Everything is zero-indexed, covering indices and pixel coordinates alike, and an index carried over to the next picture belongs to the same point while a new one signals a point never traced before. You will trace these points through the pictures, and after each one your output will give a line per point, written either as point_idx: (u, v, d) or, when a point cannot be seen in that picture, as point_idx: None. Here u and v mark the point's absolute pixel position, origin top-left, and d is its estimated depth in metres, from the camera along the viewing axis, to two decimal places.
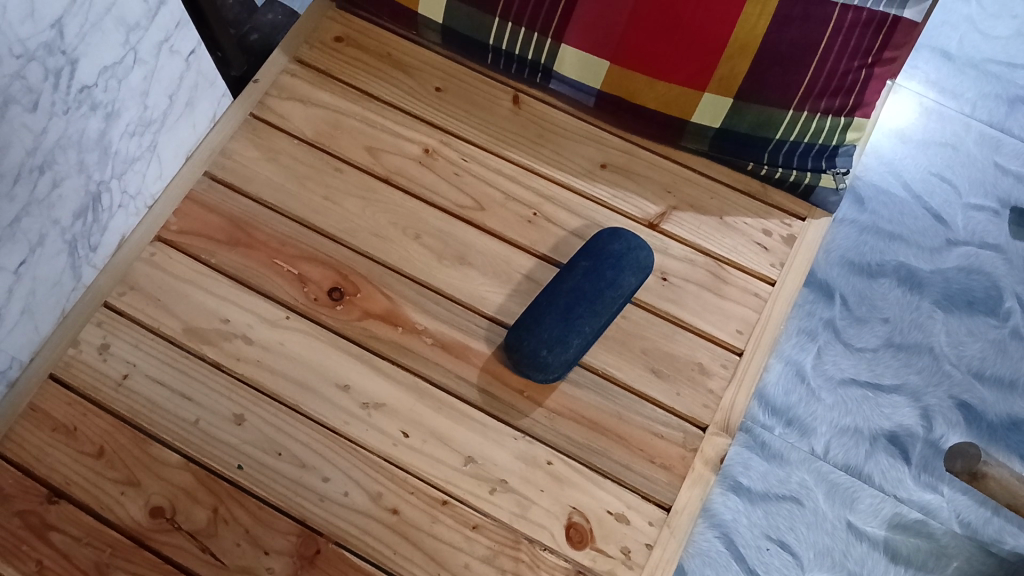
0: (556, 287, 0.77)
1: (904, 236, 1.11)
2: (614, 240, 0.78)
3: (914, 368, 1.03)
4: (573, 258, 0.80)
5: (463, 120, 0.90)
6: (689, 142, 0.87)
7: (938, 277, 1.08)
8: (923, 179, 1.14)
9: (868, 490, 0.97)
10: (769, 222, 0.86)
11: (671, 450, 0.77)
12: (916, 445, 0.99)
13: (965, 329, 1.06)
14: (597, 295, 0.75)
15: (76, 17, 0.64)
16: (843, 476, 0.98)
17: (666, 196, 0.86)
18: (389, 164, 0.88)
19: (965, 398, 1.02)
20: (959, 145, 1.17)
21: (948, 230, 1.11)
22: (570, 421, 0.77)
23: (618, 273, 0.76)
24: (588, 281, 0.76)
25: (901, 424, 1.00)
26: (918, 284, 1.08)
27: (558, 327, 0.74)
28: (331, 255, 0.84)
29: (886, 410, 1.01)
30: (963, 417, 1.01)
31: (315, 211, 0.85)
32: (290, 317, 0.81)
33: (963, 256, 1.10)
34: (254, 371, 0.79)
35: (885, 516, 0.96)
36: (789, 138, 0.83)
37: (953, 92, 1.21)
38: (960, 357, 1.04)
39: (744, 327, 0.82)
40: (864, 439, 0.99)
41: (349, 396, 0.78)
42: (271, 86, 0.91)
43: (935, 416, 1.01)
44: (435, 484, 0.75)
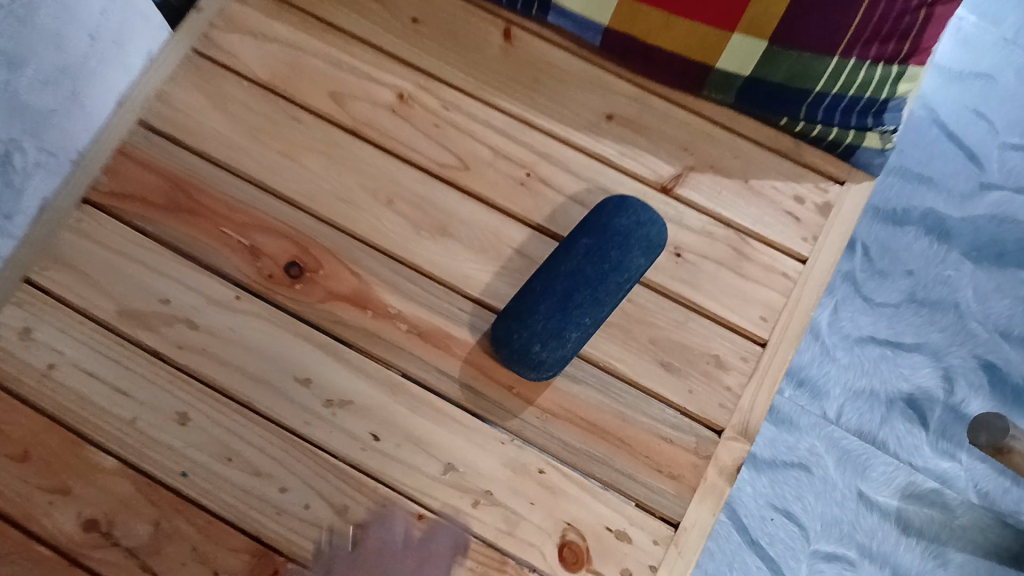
0: (551, 268, 0.65)
1: (934, 180, 1.03)
2: (621, 213, 0.66)
3: (937, 325, 0.98)
4: (571, 233, 0.68)
5: (444, 58, 0.76)
6: (711, 92, 0.74)
7: (969, 226, 1.02)
8: (957, 115, 1.06)
9: (881, 457, 0.94)
10: (801, 186, 0.74)
11: (681, 457, 0.67)
12: (935, 409, 0.96)
13: (994, 284, 1.00)
14: (600, 280, 0.64)
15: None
16: (855, 443, 0.94)
17: (682, 154, 0.74)
18: (357, 113, 0.75)
19: (989, 358, 0.98)
20: (997, 78, 1.08)
21: (982, 174, 1.04)
22: (567, 423, 0.67)
23: (625, 255, 0.65)
24: (591, 263, 0.64)
25: (919, 387, 0.96)
26: (946, 234, 1.01)
27: (554, 317, 0.63)
28: (290, 225, 0.72)
29: (904, 371, 0.97)
30: (985, 379, 0.97)
31: (271, 171, 0.73)
32: (241, 298, 0.70)
33: (997, 203, 1.03)
34: (200, 362, 0.68)
35: (898, 485, 0.93)
36: (831, 91, 0.70)
37: (995, 17, 1.11)
38: (986, 316, 0.99)
39: (769, 314, 0.71)
40: (880, 404, 0.96)
41: (311, 392, 0.68)
42: (216, 16, 0.77)
43: (956, 378, 0.97)
44: (410, 495, 0.66)
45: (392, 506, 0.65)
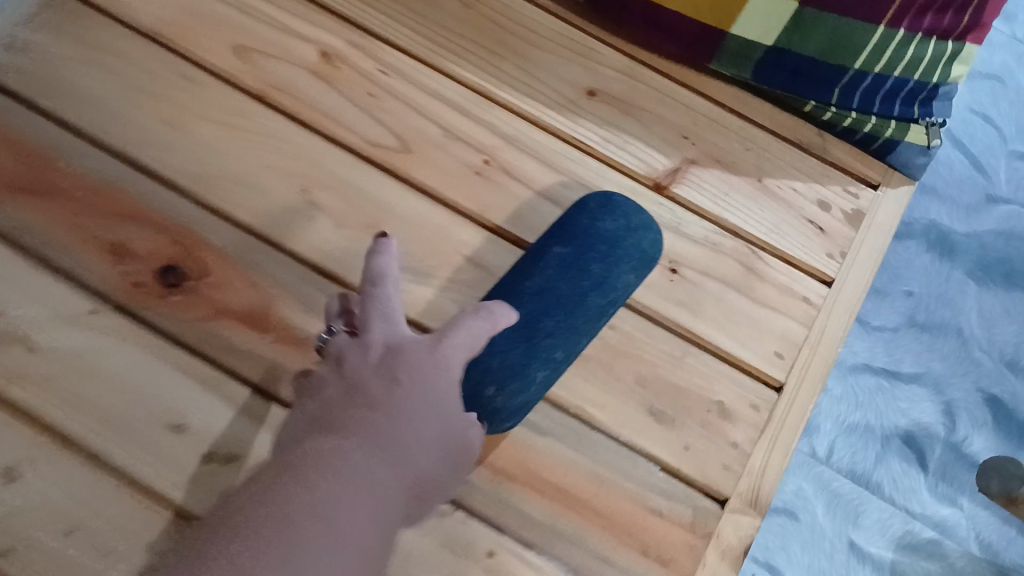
0: (513, 285, 0.49)
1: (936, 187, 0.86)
2: (606, 216, 0.52)
3: (937, 353, 0.79)
4: (537, 242, 0.52)
5: (384, 8, 0.59)
6: (723, 67, 0.58)
7: (973, 242, 0.84)
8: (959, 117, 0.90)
9: (875, 502, 0.73)
10: (827, 189, 0.59)
11: (674, 535, 0.52)
12: (935, 448, 0.76)
13: (1002, 307, 0.81)
14: (578, 303, 0.49)
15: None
16: (848, 485, 0.74)
17: (682, 144, 0.58)
18: (267, 74, 0.57)
19: (996, 393, 0.78)
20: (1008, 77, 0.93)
21: (988, 184, 0.86)
22: (529, 488, 0.51)
23: (611, 271, 0.50)
24: (567, 281, 0.49)
25: (918, 422, 0.76)
26: (950, 249, 0.83)
27: (516, 352, 0.47)
28: (170, 217, 0.54)
29: (903, 405, 0.77)
30: (991, 416, 0.77)
31: (149, 144, 0.55)
32: (97, 313, 0.52)
33: (1005, 217, 0.85)
34: (38, 396, 0.50)
35: (894, 534, 0.73)
36: (873, 71, 0.55)
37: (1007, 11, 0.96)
38: (992, 343, 0.80)
39: (785, 350, 0.56)
40: (874, 440, 0.75)
41: (187, 441, 0.51)
42: None
43: (958, 414, 0.77)
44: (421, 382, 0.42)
45: (391, 301, 0.46)
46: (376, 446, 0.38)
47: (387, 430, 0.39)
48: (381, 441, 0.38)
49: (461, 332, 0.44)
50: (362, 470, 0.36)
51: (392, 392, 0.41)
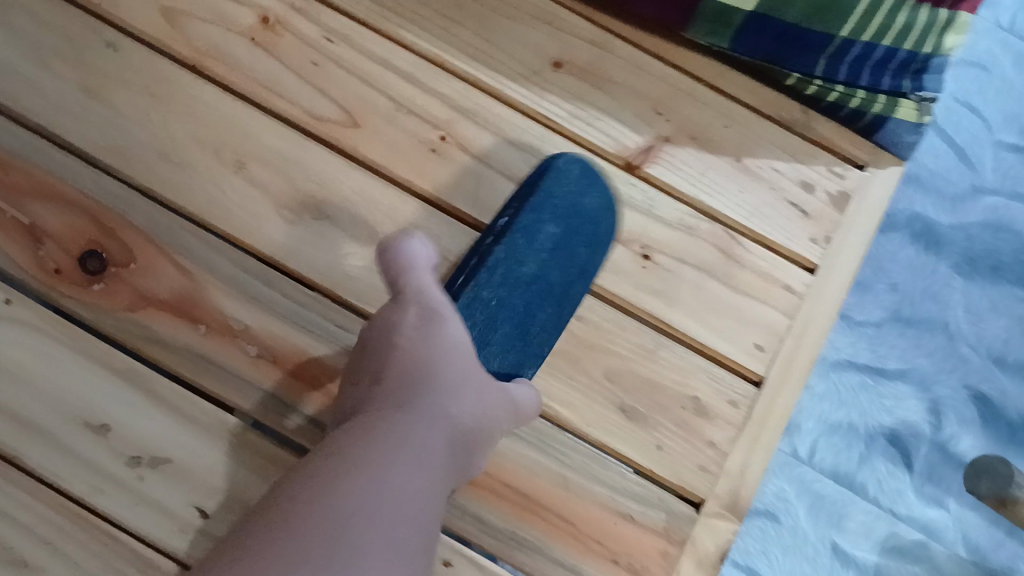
0: (510, 270, 0.49)
1: (920, 177, 0.76)
2: (594, 190, 0.51)
3: (923, 350, 0.72)
4: (522, 214, 0.50)
5: None
6: (699, 35, 0.53)
7: (960, 234, 0.75)
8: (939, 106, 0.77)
9: (859, 504, 0.69)
10: (811, 170, 0.54)
11: (645, 543, 0.48)
12: (920, 448, 0.70)
13: (989, 301, 0.74)
14: (568, 289, 0.50)
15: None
16: (830, 487, 0.69)
17: (655, 120, 0.54)
18: (199, 40, 0.52)
19: (982, 390, 0.72)
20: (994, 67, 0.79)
21: (974, 172, 0.76)
22: (488, 494, 0.47)
23: (594, 254, 0.51)
24: (561, 262, 0.51)
25: (904, 420, 0.71)
26: (936, 239, 0.75)
27: (519, 341, 0.49)
28: (90, 195, 0.49)
29: (888, 403, 0.71)
30: (978, 413, 0.71)
31: (67, 116, 0.50)
32: (11, 302, 0.47)
33: (989, 209, 0.76)
34: None
35: (879, 537, 0.68)
36: (861, 39, 0.51)
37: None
38: (980, 337, 0.73)
39: (766, 342, 0.51)
40: (858, 440, 0.70)
41: (109, 445, 0.47)
42: None
43: (945, 412, 0.71)
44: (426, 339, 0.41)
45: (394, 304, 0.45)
46: (413, 424, 0.36)
47: (423, 405, 0.37)
48: (414, 416, 0.36)
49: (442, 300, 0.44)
50: (405, 446, 0.34)
51: (419, 373, 0.39)
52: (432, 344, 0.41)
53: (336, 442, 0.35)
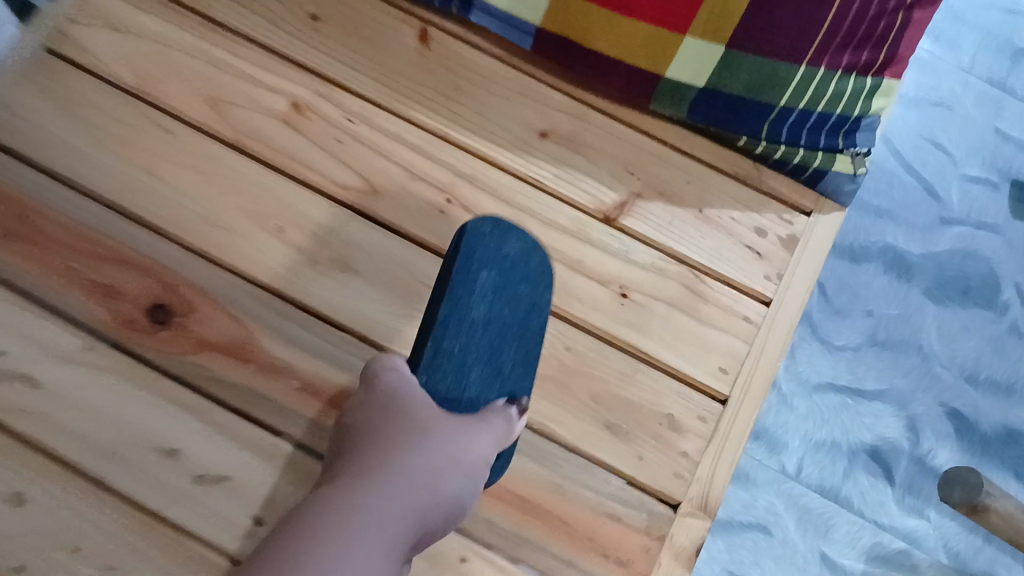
0: (463, 319, 0.53)
1: (892, 211, 0.88)
2: (508, 237, 0.57)
3: (900, 370, 0.83)
4: (451, 269, 0.54)
5: (348, 60, 0.64)
6: (660, 106, 0.63)
7: (930, 262, 0.86)
8: (914, 145, 0.91)
9: (845, 515, 0.79)
10: (763, 217, 0.64)
11: (630, 539, 0.56)
12: (901, 462, 0.80)
13: (960, 323, 0.85)
14: (524, 324, 0.56)
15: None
16: (816, 500, 0.79)
17: (627, 178, 0.63)
18: (241, 124, 0.62)
19: (956, 406, 0.82)
20: (956, 105, 0.93)
21: (941, 206, 0.89)
22: (495, 500, 0.56)
23: (535, 291, 0.57)
24: (500, 305, 0.55)
25: (884, 437, 0.81)
26: (907, 269, 0.86)
27: (491, 376, 0.53)
28: (155, 258, 0.59)
29: (867, 420, 0.81)
30: (953, 428, 0.82)
31: (132, 191, 0.60)
32: (91, 349, 0.57)
33: (959, 237, 0.88)
34: (40, 429, 0.55)
35: (864, 547, 0.78)
36: (797, 106, 0.60)
37: (952, 41, 0.95)
38: (952, 357, 0.84)
39: (729, 365, 0.60)
40: (841, 456, 0.80)
41: (178, 466, 0.56)
42: (71, 7, 0.63)
43: (922, 428, 0.81)
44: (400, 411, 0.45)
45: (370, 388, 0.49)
46: (395, 482, 0.39)
47: (400, 466, 0.40)
48: (395, 458, 0.41)
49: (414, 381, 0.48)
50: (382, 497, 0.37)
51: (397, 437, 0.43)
52: (402, 403, 0.46)
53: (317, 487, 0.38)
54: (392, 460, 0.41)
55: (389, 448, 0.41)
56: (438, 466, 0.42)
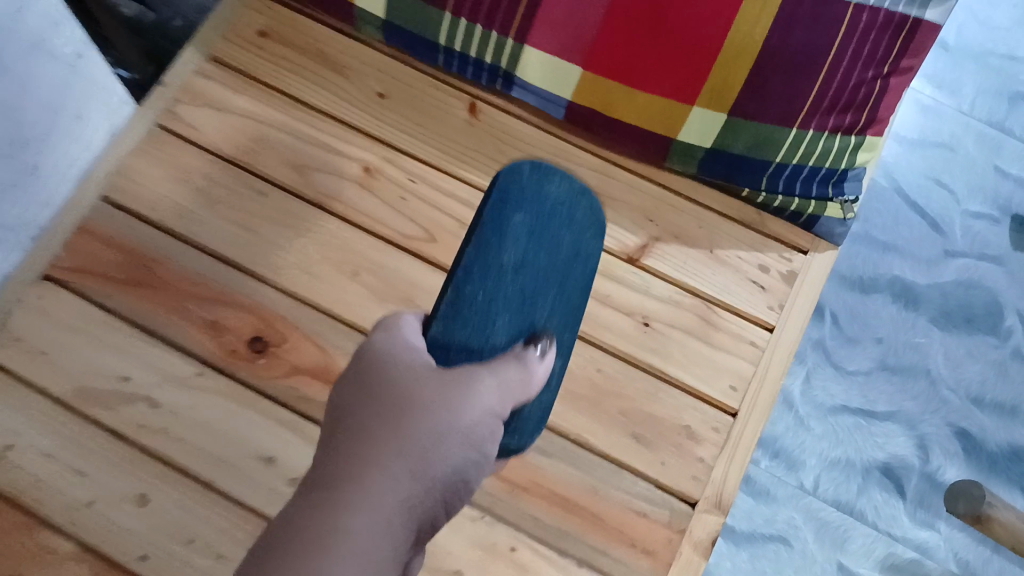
0: (488, 266, 0.53)
1: (899, 247, 1.03)
2: (550, 179, 0.60)
3: (909, 394, 0.97)
4: (487, 208, 0.56)
5: (411, 132, 0.76)
6: (674, 164, 0.74)
7: (936, 293, 1.02)
8: (919, 185, 1.06)
9: (860, 528, 0.93)
10: (766, 256, 0.74)
11: (655, 532, 0.66)
12: (911, 478, 0.95)
13: (964, 350, 1.00)
14: (566, 269, 0.59)
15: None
16: (833, 513, 0.93)
17: (647, 225, 0.74)
18: (321, 186, 0.74)
19: (963, 425, 0.97)
20: (958, 147, 1.08)
21: (946, 240, 1.04)
22: (539, 498, 0.66)
23: (579, 236, 0.61)
24: (535, 247, 0.57)
25: (895, 454, 0.95)
26: (914, 301, 1.01)
27: (519, 320, 0.54)
28: (253, 298, 0.71)
29: (880, 440, 0.96)
30: (961, 446, 0.96)
31: (233, 243, 0.72)
32: (203, 375, 0.68)
33: (963, 269, 1.03)
34: (161, 441, 0.67)
35: (878, 557, 0.92)
36: (791, 162, 0.71)
37: (952, 88, 1.11)
38: (958, 381, 0.98)
39: (738, 383, 0.70)
40: (856, 473, 0.94)
41: (275, 471, 0.67)
42: (180, 91, 0.76)
43: (931, 446, 0.96)
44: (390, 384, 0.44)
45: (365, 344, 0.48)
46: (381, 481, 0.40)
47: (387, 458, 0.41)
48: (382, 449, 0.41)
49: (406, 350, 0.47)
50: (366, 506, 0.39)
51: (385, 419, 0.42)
52: (387, 370, 0.45)
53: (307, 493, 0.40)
54: (375, 453, 0.41)
55: (374, 438, 0.42)
56: (430, 441, 0.42)
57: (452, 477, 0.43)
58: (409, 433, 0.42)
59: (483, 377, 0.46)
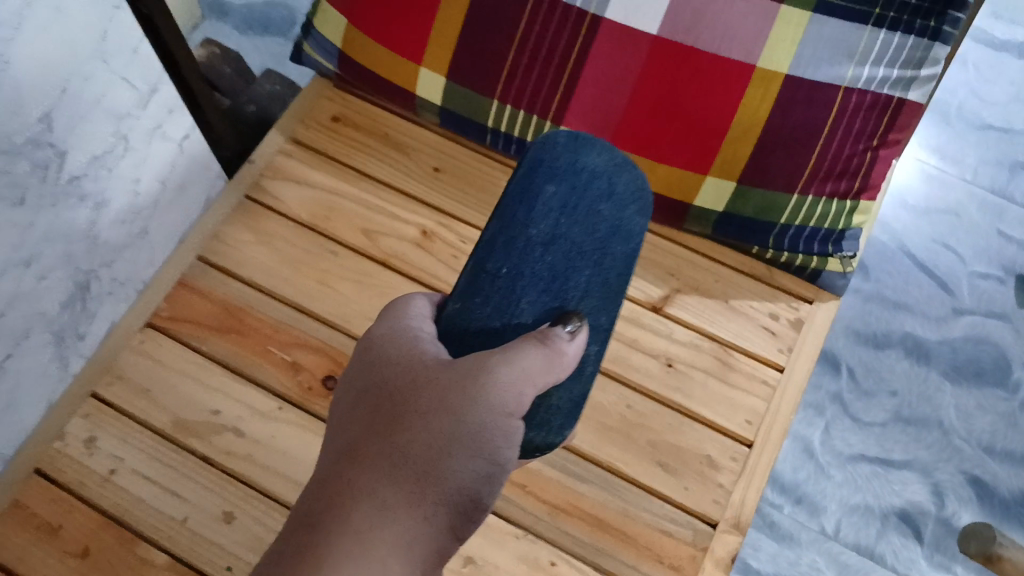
0: (514, 240, 0.57)
1: (909, 305, 1.14)
2: (589, 150, 0.61)
3: (923, 443, 1.06)
4: (521, 182, 0.59)
5: (462, 201, 0.88)
6: (691, 226, 0.85)
7: (946, 347, 1.11)
8: (928, 249, 1.17)
9: (879, 571, 1.01)
10: (775, 305, 0.84)
11: (680, 549, 0.74)
12: (928, 523, 1.03)
13: (975, 402, 1.08)
14: (603, 244, 0.59)
15: (52, 83, 0.61)
16: (854, 556, 1.01)
17: (669, 279, 0.84)
18: (385, 247, 0.86)
19: (975, 473, 1.05)
20: (962, 212, 1.20)
21: (953, 299, 1.14)
22: (576, 518, 0.75)
23: (620, 209, 0.61)
24: (569, 221, 0.58)
25: (912, 501, 1.03)
26: (925, 356, 1.11)
27: (549, 298, 0.56)
28: (326, 343, 0.81)
29: (897, 487, 1.04)
30: (974, 492, 1.04)
31: (310, 296, 0.83)
32: (283, 409, 0.79)
33: (970, 326, 1.13)
34: (244, 466, 0.77)
35: None
36: (794, 223, 0.81)
37: (955, 158, 1.24)
38: (970, 432, 1.07)
39: (753, 418, 0.79)
40: (874, 518, 1.03)
41: None
42: (266, 168, 0.89)
43: (946, 493, 1.04)
44: (410, 384, 0.48)
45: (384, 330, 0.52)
46: (397, 482, 0.43)
47: (404, 460, 0.44)
48: (396, 456, 0.44)
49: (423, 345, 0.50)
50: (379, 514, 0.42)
51: (403, 417, 0.46)
52: (403, 369, 0.49)
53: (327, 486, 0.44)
54: (387, 463, 0.44)
55: (392, 436, 0.45)
56: (444, 445, 0.45)
57: (466, 480, 0.45)
58: (413, 440, 0.45)
59: (499, 368, 0.48)
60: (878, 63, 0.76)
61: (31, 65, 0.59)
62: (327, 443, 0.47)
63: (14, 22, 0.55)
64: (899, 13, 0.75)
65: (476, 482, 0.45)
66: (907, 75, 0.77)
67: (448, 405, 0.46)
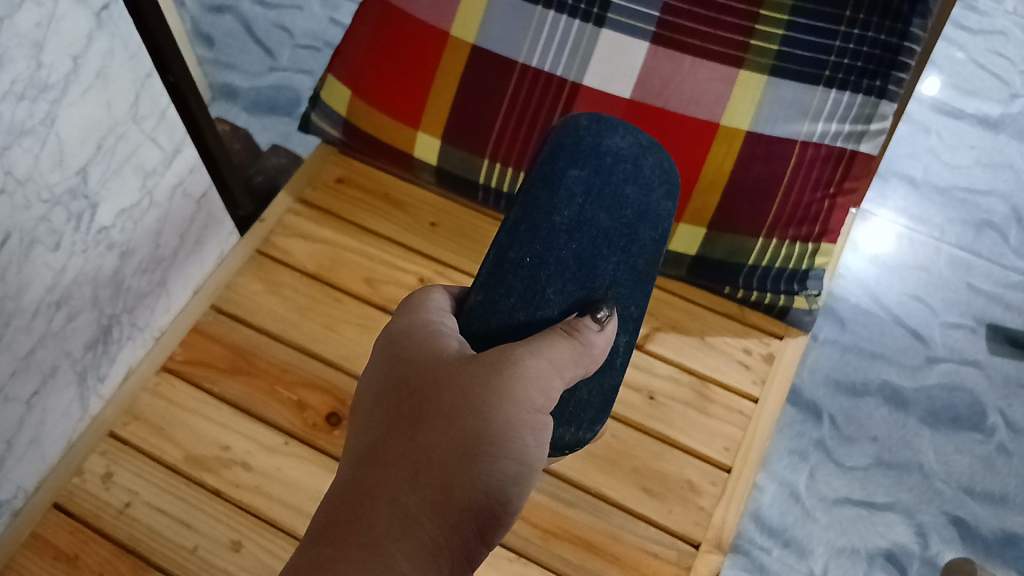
0: (536, 230, 0.57)
1: (885, 354, 1.16)
2: (612, 133, 0.61)
3: (905, 485, 1.06)
4: (543, 168, 0.59)
5: (458, 252, 0.95)
6: (668, 269, 0.91)
7: (923, 394, 1.13)
8: (901, 302, 1.20)
9: None
10: (748, 341, 0.90)
11: (665, 568, 0.78)
12: (913, 563, 1.02)
13: (953, 445, 1.09)
14: (632, 230, 0.59)
15: (91, 140, 0.69)
16: None
17: (649, 318, 0.91)
18: (387, 294, 0.92)
19: (958, 513, 1.05)
20: (931, 268, 1.24)
21: (928, 348, 1.17)
22: (566, 541, 0.79)
23: (646, 192, 0.60)
24: (594, 206, 0.58)
25: (897, 542, 1.03)
26: (903, 402, 1.12)
27: (575, 287, 0.57)
28: (329, 381, 0.87)
29: (882, 528, 1.04)
30: (957, 533, 1.04)
31: (316, 340, 0.89)
32: (288, 443, 0.84)
33: (945, 372, 1.15)
34: (252, 497, 0.81)
35: None
36: (761, 264, 0.88)
37: (922, 218, 1.29)
38: (949, 474, 1.07)
39: (731, 445, 0.84)
40: (861, 559, 1.02)
41: None
42: (276, 225, 0.97)
43: (930, 533, 1.04)
44: (434, 387, 0.49)
45: (406, 334, 0.53)
46: (423, 484, 0.44)
47: (431, 462, 0.45)
48: (423, 458, 0.45)
49: (446, 347, 0.52)
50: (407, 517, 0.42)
51: (428, 420, 0.47)
52: (426, 374, 0.50)
53: (354, 491, 0.45)
54: (414, 465, 0.45)
55: (418, 440, 0.46)
56: (469, 445, 0.46)
57: (496, 482, 0.45)
58: (438, 444, 0.46)
59: (524, 366, 0.49)
60: (830, 119, 0.85)
61: (72, 125, 0.66)
62: (352, 449, 0.49)
63: (60, 87, 0.64)
64: (846, 74, 0.84)
65: (502, 480, 0.45)
66: (858, 129, 0.85)
67: (473, 405, 0.47)
